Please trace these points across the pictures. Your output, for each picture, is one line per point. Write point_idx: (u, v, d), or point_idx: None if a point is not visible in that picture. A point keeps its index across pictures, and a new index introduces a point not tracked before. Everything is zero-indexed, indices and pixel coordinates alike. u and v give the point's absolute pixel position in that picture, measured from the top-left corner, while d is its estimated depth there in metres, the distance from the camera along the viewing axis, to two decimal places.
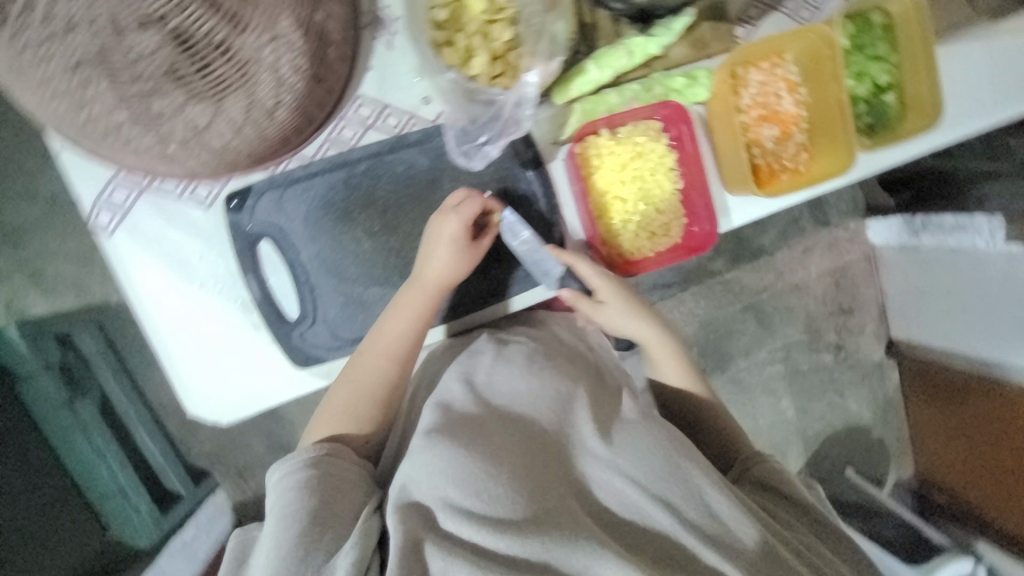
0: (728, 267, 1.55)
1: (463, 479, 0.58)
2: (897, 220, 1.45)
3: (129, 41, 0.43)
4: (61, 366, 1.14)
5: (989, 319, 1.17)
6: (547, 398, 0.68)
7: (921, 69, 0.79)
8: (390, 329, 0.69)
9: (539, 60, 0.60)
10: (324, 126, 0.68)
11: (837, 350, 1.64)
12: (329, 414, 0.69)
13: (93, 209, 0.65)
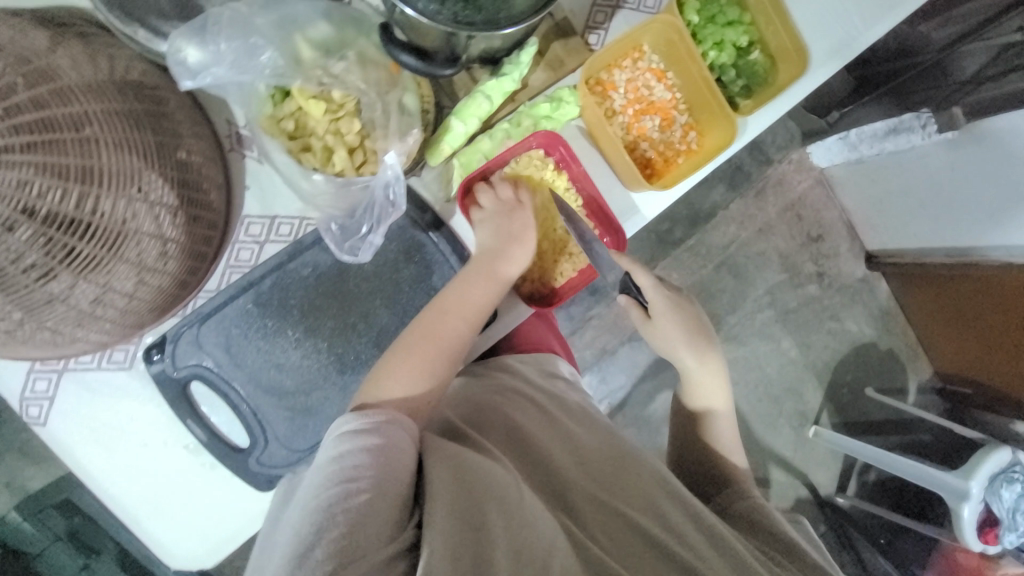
0: (688, 233, 1.52)
1: (497, 484, 0.49)
2: (832, 138, 1.43)
3: (2, 249, 0.49)
4: (70, 533, 1.19)
5: (952, 208, 1.20)
6: (557, 422, 0.64)
7: (775, 21, 0.81)
8: (469, 295, 0.68)
9: (394, 140, 0.63)
10: (219, 255, 0.71)
11: (821, 278, 1.59)
12: (407, 363, 0.62)
13: (21, 405, 0.66)
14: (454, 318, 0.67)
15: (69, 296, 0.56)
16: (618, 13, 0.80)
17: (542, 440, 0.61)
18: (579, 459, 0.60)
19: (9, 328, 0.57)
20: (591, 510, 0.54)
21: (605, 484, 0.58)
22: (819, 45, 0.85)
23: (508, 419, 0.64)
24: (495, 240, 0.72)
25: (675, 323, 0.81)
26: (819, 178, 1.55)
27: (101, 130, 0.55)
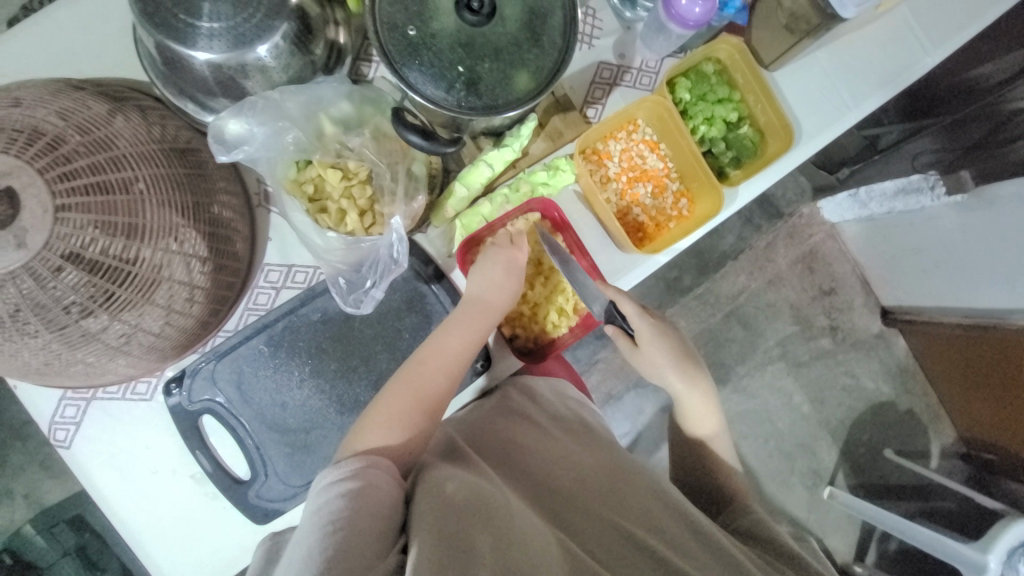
0: (698, 281, 1.54)
1: (491, 502, 0.53)
2: (840, 195, 1.45)
3: (56, 293, 0.59)
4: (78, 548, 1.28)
5: (963, 271, 1.20)
6: (556, 445, 0.69)
7: (763, 101, 0.87)
8: (457, 343, 0.71)
9: (399, 205, 0.69)
10: (239, 299, 0.77)
11: (834, 332, 1.58)
12: (384, 414, 0.63)
13: (50, 429, 0.72)
14: (437, 374, 0.69)
15: (104, 330, 0.64)
16: (615, 90, 0.89)
17: (541, 462, 0.66)
18: (571, 477, 0.64)
19: (48, 359, 0.64)
20: (585, 523, 0.58)
21: (600, 499, 0.62)
22: (810, 117, 0.90)
23: (509, 440, 0.69)
24: (482, 284, 0.75)
25: (662, 348, 0.80)
26: (830, 232, 1.57)
27: (146, 190, 0.63)
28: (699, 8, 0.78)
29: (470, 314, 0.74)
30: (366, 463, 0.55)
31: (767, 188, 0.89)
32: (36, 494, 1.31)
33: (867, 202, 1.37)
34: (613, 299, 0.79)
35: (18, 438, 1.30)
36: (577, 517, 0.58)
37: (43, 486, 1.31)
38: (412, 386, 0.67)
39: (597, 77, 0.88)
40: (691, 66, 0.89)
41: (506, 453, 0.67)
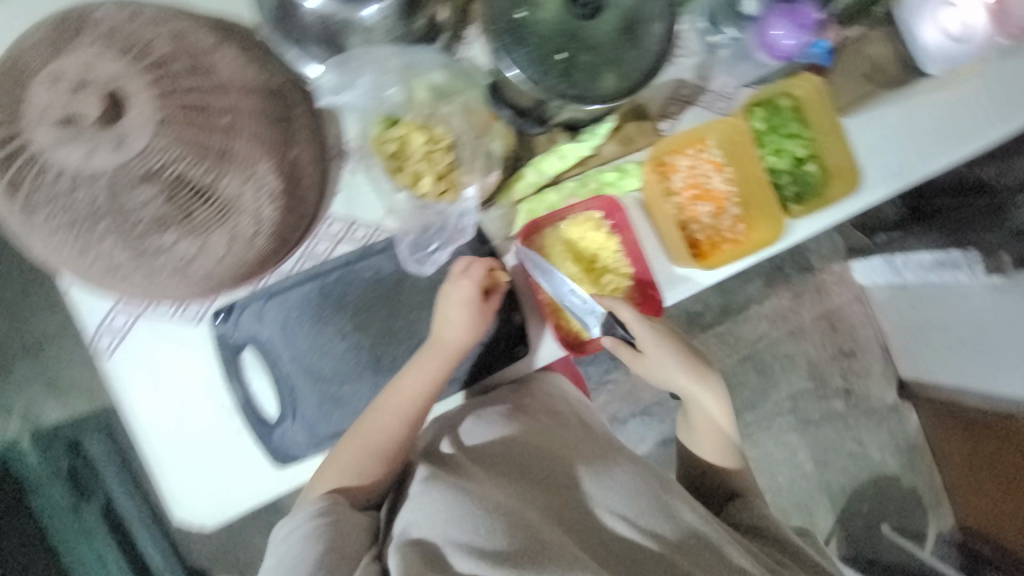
0: (719, 319, 1.54)
1: (455, 518, 0.66)
2: (875, 259, 1.44)
3: (135, 200, 0.61)
4: (69, 471, 1.31)
5: (996, 354, 1.16)
6: (528, 449, 0.77)
7: (834, 142, 0.89)
8: (407, 388, 0.75)
9: (476, 175, 0.74)
10: (300, 243, 0.77)
11: (846, 395, 1.57)
12: (342, 460, 0.73)
13: (95, 334, 0.73)
14: (390, 416, 0.74)
15: (162, 250, 0.65)
16: (690, 108, 0.91)
17: (502, 463, 0.76)
18: (535, 478, 0.75)
19: (113, 265, 0.66)
20: (542, 524, 0.68)
21: (553, 505, 0.72)
22: (879, 165, 0.91)
23: (466, 452, 0.77)
24: (442, 327, 0.76)
25: (665, 347, 0.83)
26: (858, 294, 1.57)
27: (231, 121, 0.65)
28: (793, 40, 0.80)
29: (424, 355, 0.75)
30: (327, 508, 0.69)
31: (824, 228, 0.90)
32: (32, 412, 1.36)
33: (901, 270, 1.35)
34: (609, 308, 0.79)
35: (34, 355, 1.37)
36: (549, 518, 0.70)
37: (54, 407, 1.36)
38: (370, 433, 0.74)
39: (675, 93, 0.90)
40: (767, 97, 0.90)
41: (458, 466, 0.74)
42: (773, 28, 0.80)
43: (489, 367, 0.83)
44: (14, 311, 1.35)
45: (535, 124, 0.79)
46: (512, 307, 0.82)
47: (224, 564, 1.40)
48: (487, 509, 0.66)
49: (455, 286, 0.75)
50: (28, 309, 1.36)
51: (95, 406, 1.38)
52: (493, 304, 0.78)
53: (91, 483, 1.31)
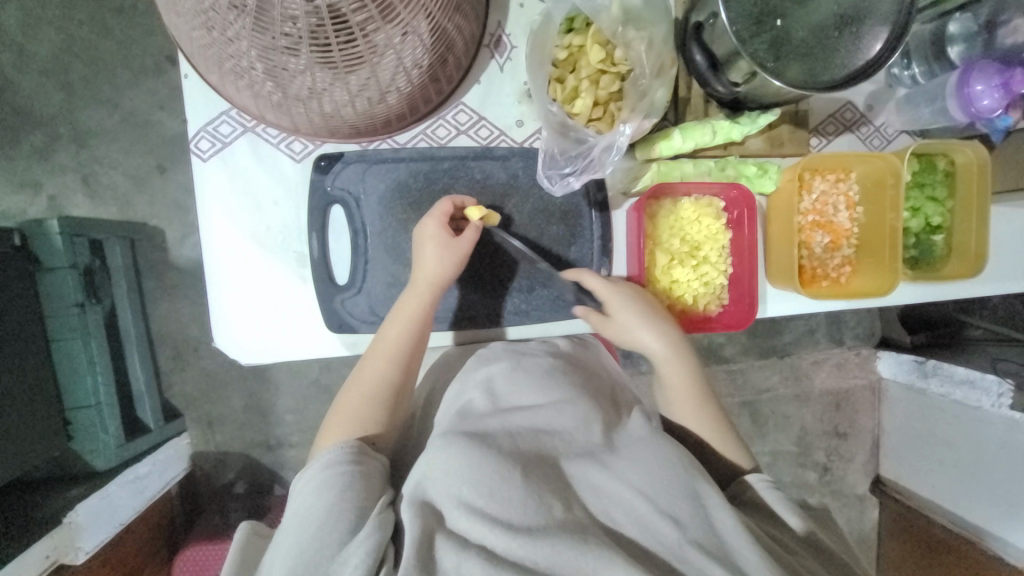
0: (739, 357, 1.47)
1: (476, 477, 0.50)
2: (907, 356, 1.38)
3: (285, 6, 0.51)
4: (85, 268, 1.15)
5: (1000, 488, 1.12)
6: (568, 417, 0.58)
7: (974, 219, 0.83)
8: (394, 330, 0.67)
9: (636, 116, 0.65)
10: (424, 119, 0.73)
11: (824, 472, 1.51)
12: (344, 412, 0.64)
13: (198, 135, 0.71)
14: (382, 359, 0.66)
15: (291, 77, 0.58)
16: (846, 134, 0.86)
17: (525, 420, 0.57)
18: (549, 443, 0.55)
19: (237, 70, 0.59)
20: (561, 489, 0.52)
21: (561, 476, 0.53)
22: (1005, 262, 0.87)
23: (486, 398, 0.61)
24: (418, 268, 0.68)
25: (621, 297, 0.73)
26: (873, 384, 1.49)
27: None
28: (991, 100, 0.74)
29: (408, 295, 0.68)
30: (334, 455, 0.57)
31: (921, 301, 0.88)
32: (60, 199, 1.27)
33: (929, 375, 1.30)
34: (575, 275, 0.74)
35: (73, 143, 1.26)
36: (576, 493, 0.52)
37: (73, 199, 1.27)
38: (366, 378, 0.66)
39: (837, 114, 0.85)
40: (927, 151, 0.85)
41: (472, 414, 0.59)
42: (975, 80, 0.74)
43: (557, 313, 0.79)
44: (71, 90, 1.25)
45: (723, 86, 0.71)
46: (601, 263, 0.79)
47: (196, 410, 1.33)
48: (503, 473, 0.51)
49: (424, 224, 0.68)
50: (87, 94, 1.26)
51: (122, 216, 1.28)
52: (467, 241, 0.68)
53: (100, 288, 1.20)
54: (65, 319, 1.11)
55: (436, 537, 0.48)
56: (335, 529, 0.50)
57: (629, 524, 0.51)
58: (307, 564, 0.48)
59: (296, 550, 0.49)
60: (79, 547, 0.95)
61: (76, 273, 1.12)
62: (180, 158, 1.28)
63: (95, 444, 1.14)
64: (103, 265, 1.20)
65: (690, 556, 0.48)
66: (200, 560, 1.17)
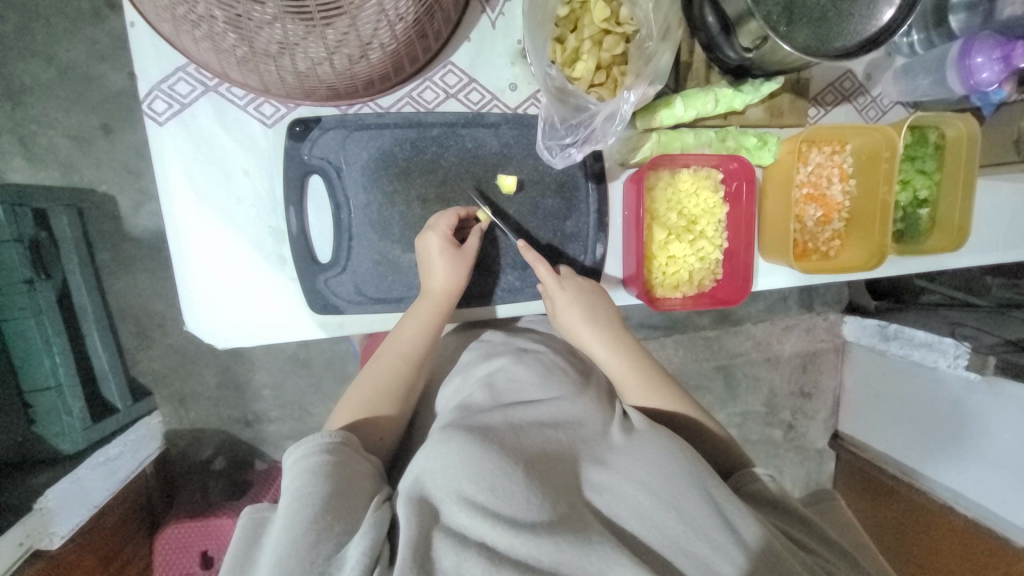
0: (715, 325, 1.49)
1: (477, 471, 0.50)
2: (871, 320, 1.43)
3: None
4: (30, 241, 1.04)
5: (957, 445, 1.19)
6: (569, 410, 0.59)
7: (959, 193, 0.84)
8: (406, 334, 0.65)
9: (641, 82, 0.61)
10: (409, 81, 0.67)
11: (789, 430, 1.57)
12: (350, 411, 0.61)
13: (151, 93, 0.62)
14: (394, 361, 0.64)
15: (257, 29, 0.51)
16: (844, 104, 0.84)
17: (528, 416, 0.57)
18: (551, 437, 0.56)
19: (194, 19, 0.51)
20: (559, 485, 0.52)
21: (560, 472, 0.53)
22: (994, 234, 0.89)
23: (486, 394, 0.61)
24: (421, 271, 0.66)
25: (571, 299, 0.70)
26: (837, 346, 1.55)
27: None
28: (989, 74, 0.73)
29: (419, 305, 0.66)
30: (332, 440, 0.53)
31: (904, 273, 0.89)
32: None
33: (890, 339, 1.36)
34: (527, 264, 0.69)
35: (5, 100, 1.12)
36: (572, 487, 0.53)
37: (10, 162, 1.13)
38: (370, 380, 0.63)
39: (837, 82, 0.83)
40: (919, 124, 0.84)
41: (472, 409, 0.58)
42: (977, 52, 0.72)
43: None
44: None
45: (733, 52, 0.68)
46: (596, 238, 0.76)
47: (168, 388, 1.27)
48: (505, 468, 0.50)
49: (425, 241, 0.65)
50: (15, 43, 1.10)
51: (68, 181, 1.16)
52: (471, 247, 0.67)
53: (49, 261, 1.08)
54: (11, 297, 1.00)
55: (433, 534, 0.47)
56: (333, 524, 0.47)
57: (631, 518, 0.51)
58: (303, 557, 0.45)
59: (290, 537, 0.46)
60: (53, 531, 0.92)
61: (22, 246, 1.02)
62: (130, 117, 1.15)
63: (59, 427, 1.07)
64: (51, 237, 1.08)
65: (695, 548, 0.49)
66: (181, 538, 1.13)
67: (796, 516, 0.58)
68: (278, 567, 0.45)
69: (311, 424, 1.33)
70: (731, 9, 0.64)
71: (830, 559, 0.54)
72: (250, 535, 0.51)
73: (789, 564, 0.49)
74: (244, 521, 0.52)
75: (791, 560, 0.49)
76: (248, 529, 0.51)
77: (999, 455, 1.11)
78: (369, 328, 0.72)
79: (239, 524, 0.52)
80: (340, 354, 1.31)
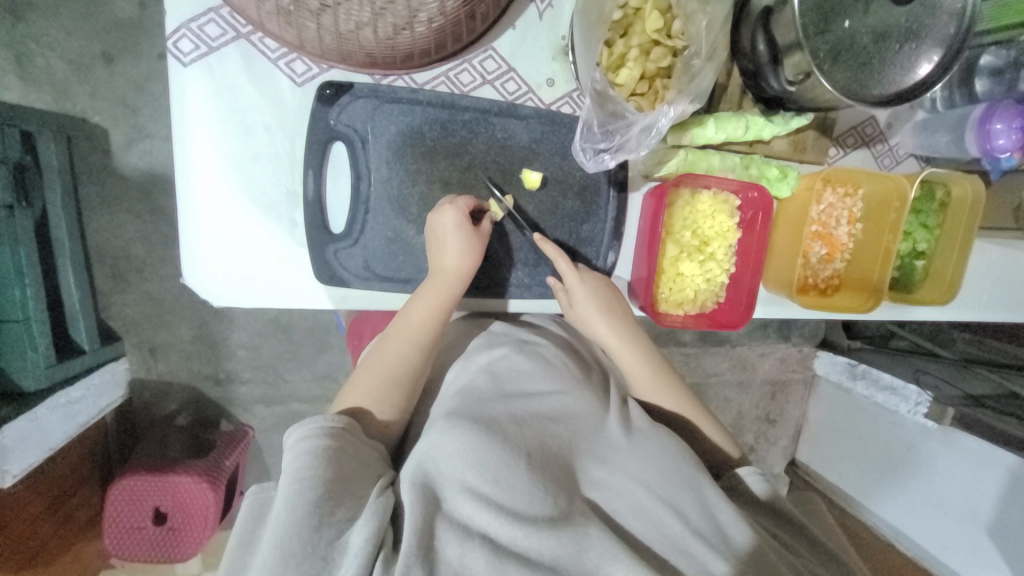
0: (695, 343, 1.51)
1: (483, 463, 0.50)
2: (842, 358, 1.49)
3: None
4: (14, 164, 0.98)
5: (902, 485, 1.26)
6: (575, 410, 0.59)
7: (955, 251, 0.87)
8: (415, 317, 0.64)
9: (683, 99, 0.61)
10: (449, 61, 0.65)
11: (750, 451, 1.61)
12: (354, 394, 0.60)
13: (178, 31, 0.59)
14: (399, 345, 0.63)
15: None
16: (863, 149, 0.86)
17: (530, 408, 0.57)
18: (553, 430, 0.56)
19: None
20: (563, 479, 0.52)
21: (563, 467, 0.53)
22: (985, 290, 0.93)
23: (488, 380, 0.61)
24: (436, 250, 0.65)
25: (589, 291, 0.70)
26: (808, 378, 1.60)
27: None
28: (1006, 141, 0.76)
29: (429, 284, 0.65)
30: (334, 425, 0.53)
31: (892, 318, 0.93)
32: None
33: (858, 378, 1.41)
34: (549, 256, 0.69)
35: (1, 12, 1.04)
36: (575, 484, 0.53)
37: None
38: (374, 366, 0.62)
39: (860, 127, 0.85)
40: (928, 179, 0.87)
41: (473, 393, 0.59)
42: (997, 119, 0.76)
43: None
44: None
45: (777, 83, 0.68)
46: (611, 245, 0.76)
47: (139, 335, 1.22)
48: (510, 461, 0.50)
49: (440, 215, 0.63)
50: None
51: (59, 107, 1.09)
52: (484, 231, 0.66)
53: (31, 188, 1.02)
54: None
55: (436, 522, 0.47)
56: (336, 510, 0.47)
57: (630, 516, 0.52)
58: (304, 541, 0.44)
59: (291, 519, 0.45)
60: (6, 470, 0.89)
61: (6, 169, 0.96)
62: (135, 48, 1.09)
63: (20, 362, 1.00)
64: (37, 162, 1.01)
65: (691, 547, 0.50)
66: (135, 492, 1.09)
67: (784, 521, 0.59)
68: (278, 550, 0.43)
69: (284, 391, 1.30)
70: (782, 37, 0.64)
71: (818, 565, 0.55)
72: (253, 516, 0.50)
73: (774, 563, 0.50)
74: (249, 496, 0.52)
75: (779, 561, 0.50)
76: (252, 509, 0.51)
77: (944, 500, 1.17)
78: (372, 306, 0.71)
79: (242, 504, 0.52)
80: (322, 323, 1.28)
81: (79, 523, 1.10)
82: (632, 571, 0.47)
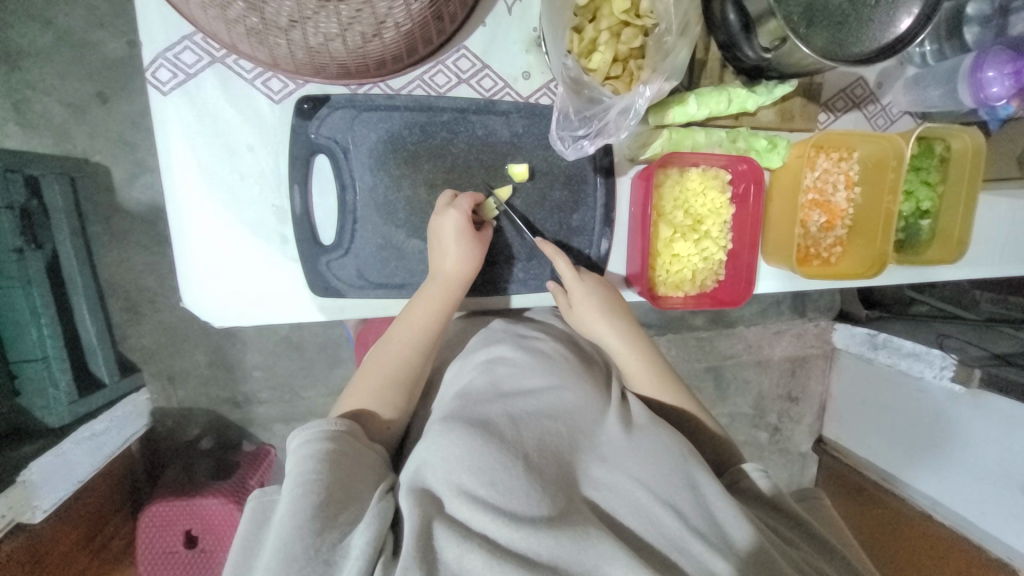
0: (707, 326, 1.49)
1: (479, 465, 0.50)
2: (861, 329, 1.45)
3: None
4: (21, 209, 1.01)
5: (928, 454, 1.23)
6: (572, 403, 0.59)
7: (961, 206, 0.84)
8: (414, 321, 0.65)
9: (658, 77, 0.60)
10: (422, 63, 0.66)
11: (774, 432, 1.58)
12: (357, 396, 0.61)
13: (155, 61, 0.61)
14: (401, 347, 0.64)
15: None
16: (854, 112, 0.84)
17: (527, 404, 0.57)
18: (551, 427, 0.55)
19: None
20: (560, 479, 0.52)
21: (560, 467, 0.53)
22: (996, 250, 0.90)
23: (486, 380, 0.62)
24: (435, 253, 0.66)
25: (590, 292, 0.70)
26: (827, 352, 1.57)
27: None
28: (1000, 88, 0.73)
29: (429, 287, 0.66)
30: (336, 427, 0.54)
31: (900, 282, 0.90)
32: None
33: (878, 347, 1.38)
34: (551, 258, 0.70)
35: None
36: (574, 482, 0.53)
37: (2, 127, 1.10)
38: (378, 366, 0.63)
39: (849, 89, 0.83)
40: (925, 135, 0.84)
41: (471, 395, 0.60)
42: (989, 66, 0.73)
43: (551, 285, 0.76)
44: None
45: (752, 52, 0.67)
46: (602, 233, 0.76)
47: (156, 364, 1.25)
48: (505, 462, 0.50)
49: (444, 217, 0.64)
50: (12, 5, 1.06)
51: (61, 150, 1.12)
52: (486, 237, 0.68)
53: (40, 230, 1.05)
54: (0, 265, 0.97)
55: (434, 526, 0.47)
56: (338, 514, 0.48)
57: (629, 515, 0.51)
58: (308, 545, 0.45)
59: (294, 523, 0.46)
60: (36, 505, 0.91)
61: (14, 215, 0.99)
62: (128, 85, 1.12)
63: (43, 399, 1.03)
64: (42, 206, 1.05)
65: (690, 546, 0.49)
66: (165, 517, 1.11)
67: (787, 513, 0.58)
68: (281, 555, 0.44)
69: (301, 408, 1.32)
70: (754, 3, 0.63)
71: (823, 561, 0.54)
72: (256, 519, 0.52)
73: (776, 561, 0.49)
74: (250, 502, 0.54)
75: (780, 559, 0.50)
76: (254, 512, 0.53)
77: (976, 465, 1.13)
78: (370, 313, 0.71)
79: (247, 506, 0.53)
80: (333, 339, 1.29)
81: (113, 553, 1.13)
82: (631, 571, 0.46)
